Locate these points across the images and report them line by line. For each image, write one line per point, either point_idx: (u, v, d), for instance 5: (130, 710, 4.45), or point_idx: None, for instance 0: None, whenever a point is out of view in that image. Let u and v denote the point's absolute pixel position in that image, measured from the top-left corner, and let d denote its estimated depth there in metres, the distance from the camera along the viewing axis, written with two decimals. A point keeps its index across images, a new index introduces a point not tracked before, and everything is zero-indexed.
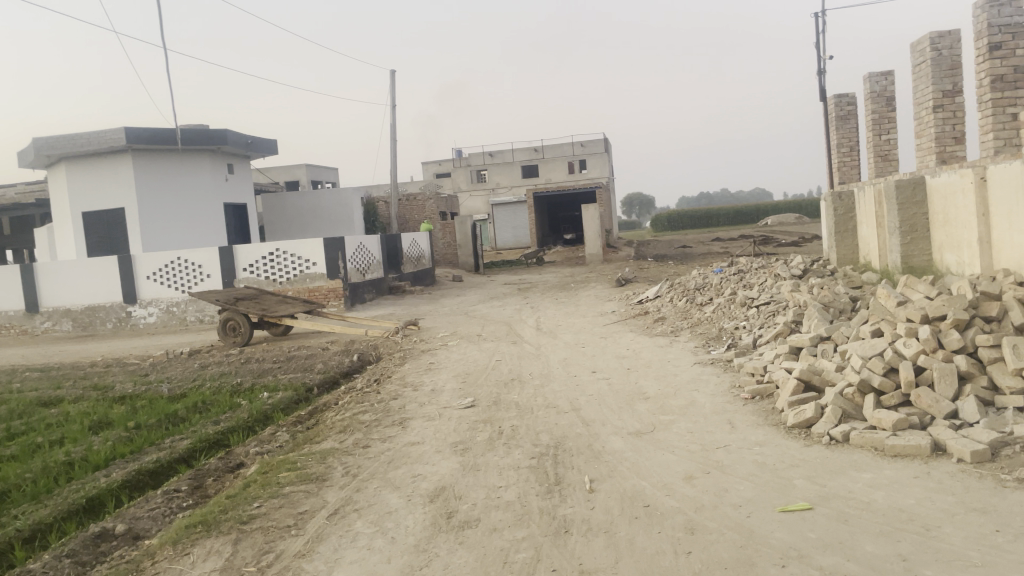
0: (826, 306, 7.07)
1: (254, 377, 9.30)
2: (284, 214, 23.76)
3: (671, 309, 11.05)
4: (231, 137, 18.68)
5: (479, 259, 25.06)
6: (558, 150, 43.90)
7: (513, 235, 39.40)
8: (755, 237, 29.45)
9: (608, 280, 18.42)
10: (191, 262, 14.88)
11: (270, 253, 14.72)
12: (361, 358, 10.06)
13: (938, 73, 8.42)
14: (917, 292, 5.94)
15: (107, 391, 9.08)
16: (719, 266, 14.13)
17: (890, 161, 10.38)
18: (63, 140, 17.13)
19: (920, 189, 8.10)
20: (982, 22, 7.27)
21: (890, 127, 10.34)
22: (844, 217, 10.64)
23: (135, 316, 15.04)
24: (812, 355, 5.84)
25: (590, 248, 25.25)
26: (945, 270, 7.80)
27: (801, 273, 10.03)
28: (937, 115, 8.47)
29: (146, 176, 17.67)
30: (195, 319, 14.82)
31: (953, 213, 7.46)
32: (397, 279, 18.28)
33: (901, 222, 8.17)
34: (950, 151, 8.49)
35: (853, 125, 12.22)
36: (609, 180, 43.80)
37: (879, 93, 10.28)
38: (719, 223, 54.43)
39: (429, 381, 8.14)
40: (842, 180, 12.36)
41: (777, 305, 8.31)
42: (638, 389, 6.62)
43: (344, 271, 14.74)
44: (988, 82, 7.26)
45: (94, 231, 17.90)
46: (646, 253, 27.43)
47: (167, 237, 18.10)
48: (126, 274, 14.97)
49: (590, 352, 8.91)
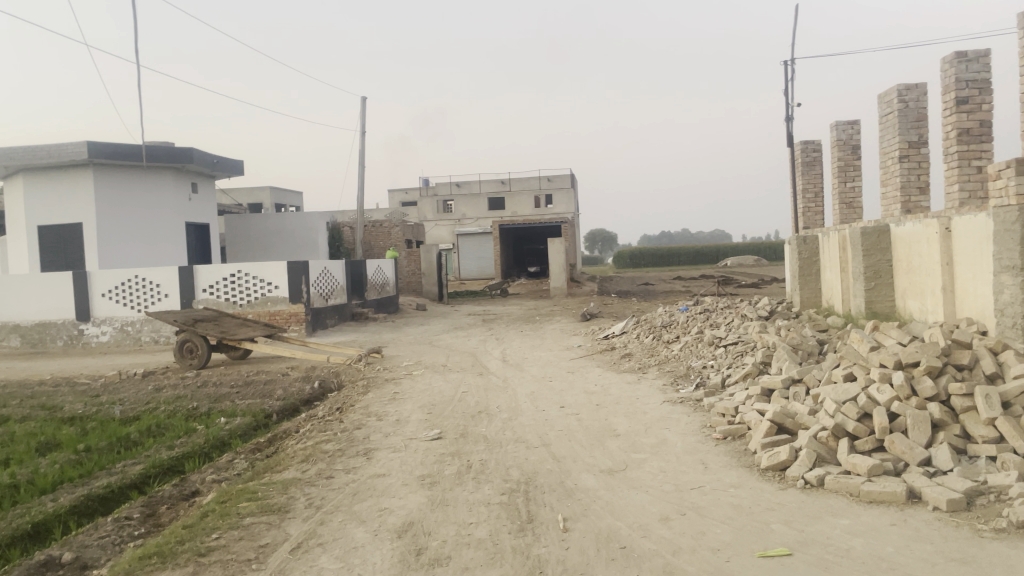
0: (795, 348, 7.10)
1: (211, 401, 9.02)
2: (247, 235, 23.40)
3: (638, 345, 11.04)
4: (197, 156, 18.40)
5: (443, 288, 24.93)
6: (525, 183, 44.54)
7: (477, 265, 39.34)
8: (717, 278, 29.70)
9: (573, 314, 18.41)
10: (150, 281, 14.52)
11: (232, 274, 14.43)
12: (322, 386, 9.83)
13: (904, 124, 8.60)
14: (888, 338, 6.01)
15: (56, 411, 8.73)
16: (684, 304, 14.18)
17: (855, 208, 10.57)
18: (22, 152, 16.69)
19: (886, 236, 8.23)
20: (950, 76, 7.46)
21: (855, 175, 10.55)
22: (809, 260, 10.78)
23: (87, 335, 14.58)
24: (784, 397, 5.85)
25: (554, 281, 25.28)
26: (907, 316, 7.92)
27: (767, 315, 10.11)
28: (902, 165, 8.65)
29: (105, 190, 17.28)
30: (150, 340, 14.41)
31: (917, 261, 7.58)
32: (360, 305, 18.06)
33: (866, 267, 8.29)
34: (915, 201, 8.68)
35: (818, 171, 12.44)
36: (575, 215, 44.10)
37: (845, 141, 10.47)
38: (680, 262, 55.09)
39: (394, 411, 7.95)
40: (806, 225, 12.54)
41: (745, 344, 8.33)
42: (608, 426, 6.55)
43: (307, 296, 14.50)
44: (954, 135, 7.45)
45: (49, 246, 17.41)
46: (610, 288, 27.55)
47: (125, 254, 17.66)
48: (80, 290, 14.54)
49: (557, 386, 8.84)
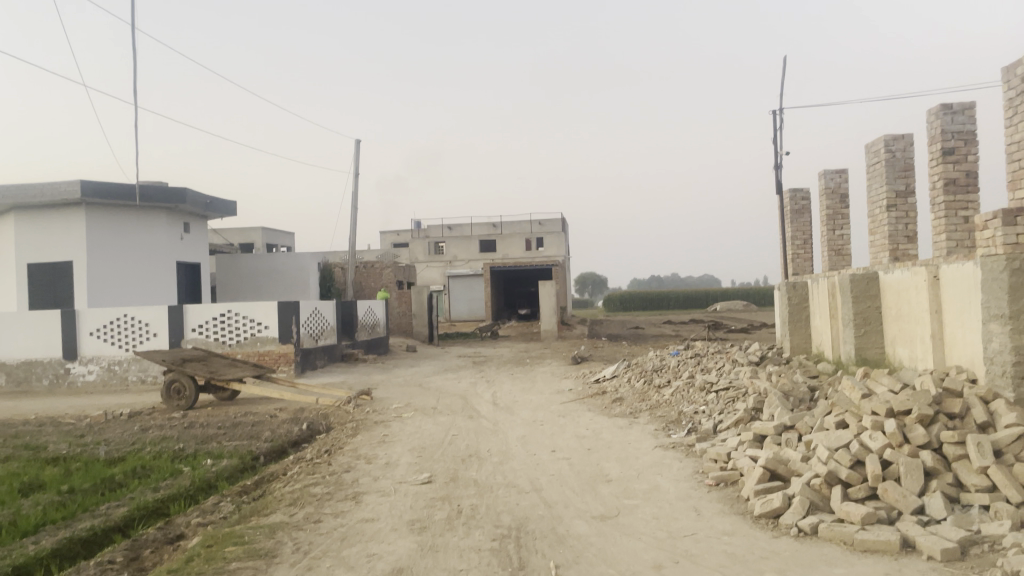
0: (787, 394, 7.11)
1: (198, 442, 8.92)
2: (237, 275, 23.38)
3: (629, 389, 11.02)
4: (190, 196, 18.47)
5: (434, 330, 24.87)
6: (516, 227, 44.42)
7: (468, 307, 39.30)
8: (707, 323, 29.75)
9: (563, 357, 18.37)
10: (139, 320, 14.46)
11: (221, 314, 14.38)
12: (311, 427, 9.74)
13: (891, 174, 8.75)
14: (880, 385, 6.03)
15: (41, 451, 8.61)
16: (676, 349, 14.19)
17: (844, 256, 10.68)
18: (15, 190, 16.71)
19: (874, 283, 8.31)
20: (936, 128, 7.61)
21: (844, 223, 10.68)
22: (799, 307, 10.85)
23: (73, 374, 14.43)
24: (776, 443, 5.84)
25: (545, 323, 25.27)
26: (897, 363, 7.95)
27: (757, 360, 10.14)
28: (890, 214, 8.77)
29: (97, 229, 17.29)
30: (136, 379, 14.26)
31: (906, 309, 7.64)
32: (350, 346, 17.99)
33: (856, 314, 8.34)
34: (903, 249, 8.79)
35: (807, 219, 12.58)
36: (566, 258, 44.27)
37: (833, 190, 10.61)
38: (669, 307, 55.22)
39: (383, 454, 7.88)
40: (796, 272, 12.63)
41: (736, 390, 8.33)
42: (600, 471, 6.50)
43: (296, 336, 14.45)
44: (940, 185, 7.57)
45: (38, 283, 17.34)
46: (600, 332, 27.58)
47: (114, 292, 17.58)
48: (67, 328, 14.45)
49: (549, 430, 8.79)
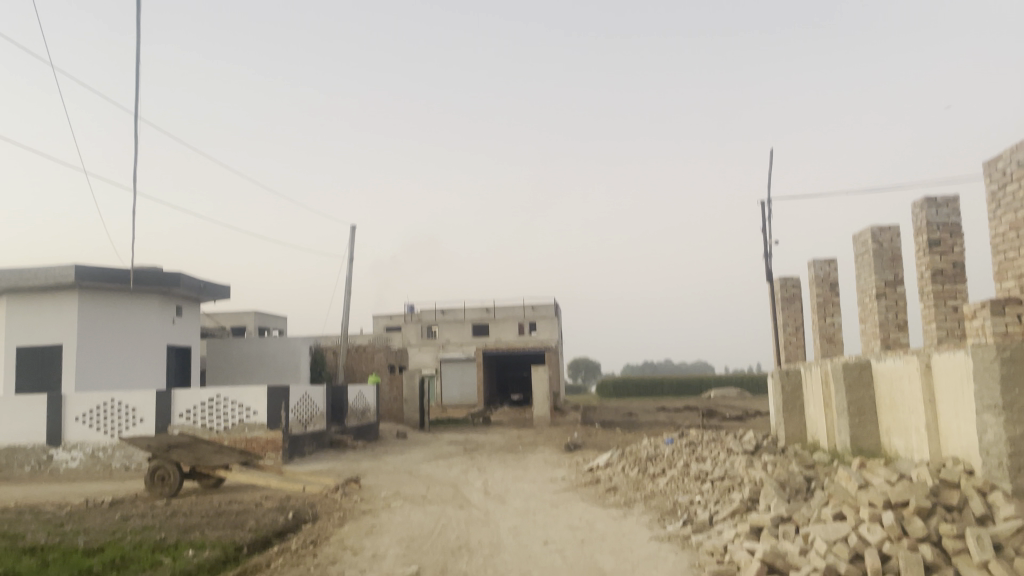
0: (783, 484, 7.01)
1: (180, 532, 8.69)
2: (228, 360, 23.24)
3: (623, 478, 10.85)
4: (184, 280, 18.53)
5: (425, 416, 24.59)
6: (509, 311, 43.97)
7: (460, 392, 38.95)
8: (701, 409, 29.51)
9: (556, 444, 18.13)
10: (126, 405, 14.28)
11: (210, 399, 14.23)
12: (298, 516, 9.52)
13: (879, 264, 8.87)
14: (876, 476, 5.97)
15: (18, 540, 8.37)
16: (670, 436, 14.03)
17: (835, 344, 10.72)
18: (8, 274, 16.75)
19: (867, 372, 8.32)
20: (921, 219, 7.77)
21: (834, 311, 10.75)
22: (792, 395, 10.81)
23: (56, 460, 14.11)
24: (774, 536, 5.73)
25: (537, 409, 25.02)
26: (893, 453, 7.87)
27: (752, 449, 10.02)
28: (880, 303, 8.85)
29: (89, 313, 17.26)
30: (120, 466, 13.95)
31: (900, 398, 7.62)
32: (339, 432, 17.73)
33: (849, 403, 8.31)
34: (894, 338, 8.83)
35: (798, 306, 12.66)
36: (559, 343, 44.18)
37: (824, 278, 10.74)
38: (663, 393, 54.81)
39: (371, 546, 7.67)
40: (788, 359, 12.63)
41: (731, 479, 8.22)
42: (594, 564, 6.34)
43: (285, 422, 14.27)
44: (928, 275, 7.67)
45: (26, 368, 17.17)
46: (594, 418, 27.30)
47: (102, 377, 17.41)
48: (53, 413, 14.23)
49: (541, 520, 8.61)
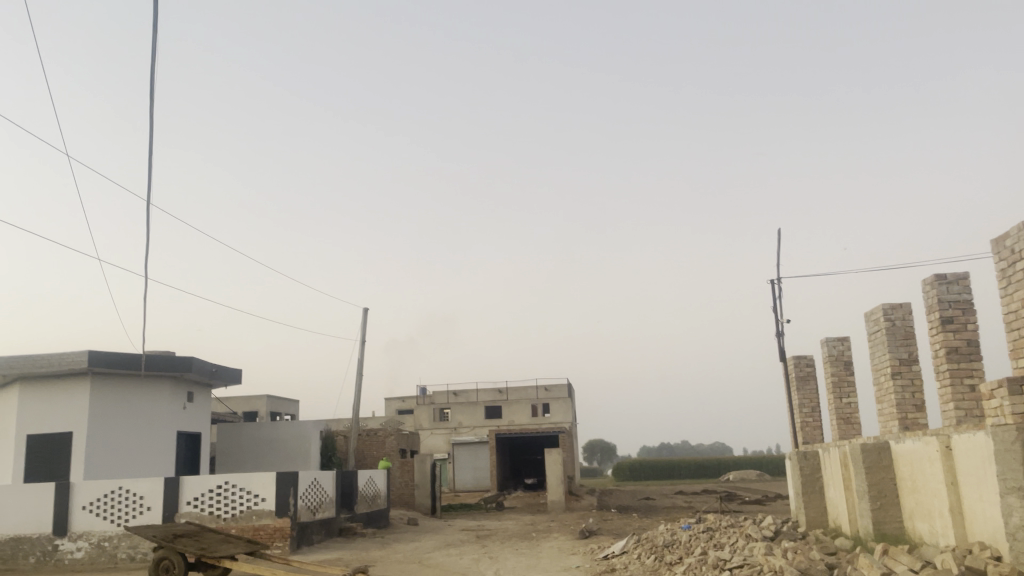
0: (804, 573, 6.76)
1: None
2: (239, 445, 23.04)
3: (639, 567, 10.50)
4: (196, 365, 18.52)
5: (437, 501, 24.13)
6: (521, 393, 43.87)
7: (473, 477, 38.29)
8: (720, 493, 28.83)
9: (570, 530, 17.67)
10: (133, 493, 14.10)
11: (218, 486, 14.03)
12: None
13: (893, 342, 8.76)
14: (900, 564, 5.73)
15: None
16: (687, 521, 13.65)
17: (853, 424, 10.52)
18: (23, 361, 16.83)
19: (886, 454, 8.12)
20: (933, 297, 7.74)
21: (850, 390, 10.58)
22: (811, 477, 10.55)
23: (61, 550, 13.85)
24: None
25: (551, 494, 24.51)
26: (917, 538, 7.59)
27: (771, 535, 9.71)
28: (896, 382, 8.72)
29: (100, 399, 17.25)
30: (126, 556, 13.66)
31: (922, 481, 7.42)
32: (349, 520, 17.38)
33: (869, 486, 8.08)
34: (912, 417, 8.67)
35: (813, 385, 12.49)
36: (573, 425, 43.59)
37: (837, 357, 10.61)
38: (680, 476, 53.65)
39: None
40: (805, 441, 12.38)
41: (751, 568, 7.94)
42: None
43: (294, 509, 14.01)
44: (943, 353, 7.58)
45: (35, 455, 17.08)
46: (609, 503, 26.69)
47: (111, 464, 17.26)
48: (60, 502, 14.04)
49: None
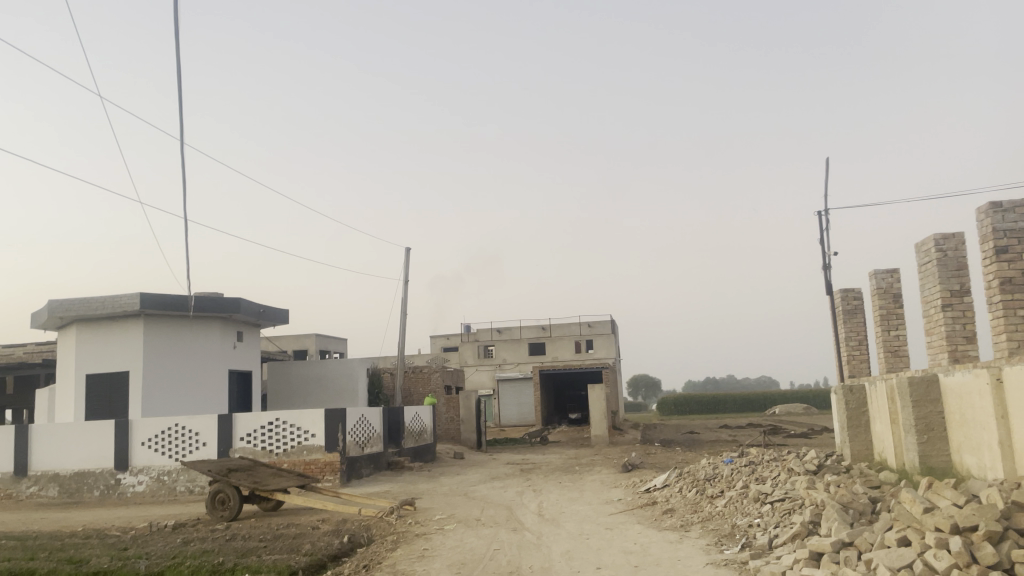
0: (846, 507, 6.71)
1: (237, 556, 8.70)
2: (289, 383, 23.64)
3: (680, 500, 10.57)
4: (244, 305, 18.88)
5: (482, 436, 24.56)
6: (566, 330, 44.29)
7: (518, 412, 38.87)
8: (765, 426, 28.73)
9: (613, 464, 17.86)
10: (188, 430, 14.59)
11: (269, 423, 14.43)
12: (351, 540, 9.47)
13: (944, 274, 8.48)
14: (943, 499, 5.63)
15: (82, 565, 8.49)
16: (730, 455, 13.65)
17: (901, 357, 10.30)
18: (78, 304, 17.37)
19: (935, 387, 7.94)
20: (987, 226, 7.46)
21: (899, 323, 10.33)
22: (857, 411, 10.41)
23: (123, 484, 14.46)
24: (834, 562, 5.47)
25: (595, 428, 24.73)
26: (964, 472, 7.46)
27: (814, 469, 9.65)
28: (946, 314, 8.47)
29: (154, 340, 17.76)
30: (184, 489, 14.23)
31: (971, 414, 7.25)
32: (396, 454, 17.78)
33: (916, 420, 7.94)
34: (962, 350, 8.45)
35: (860, 319, 12.24)
36: (617, 361, 43.74)
37: (886, 290, 10.33)
38: (725, 410, 53.74)
39: (422, 571, 7.59)
40: (851, 374, 12.20)
41: (792, 501, 7.92)
42: None
43: (343, 444, 14.37)
44: (997, 284, 7.33)
45: (95, 394, 17.76)
46: (653, 437, 26.89)
47: (167, 402, 17.85)
48: (120, 439, 14.61)
49: (595, 544, 8.42)
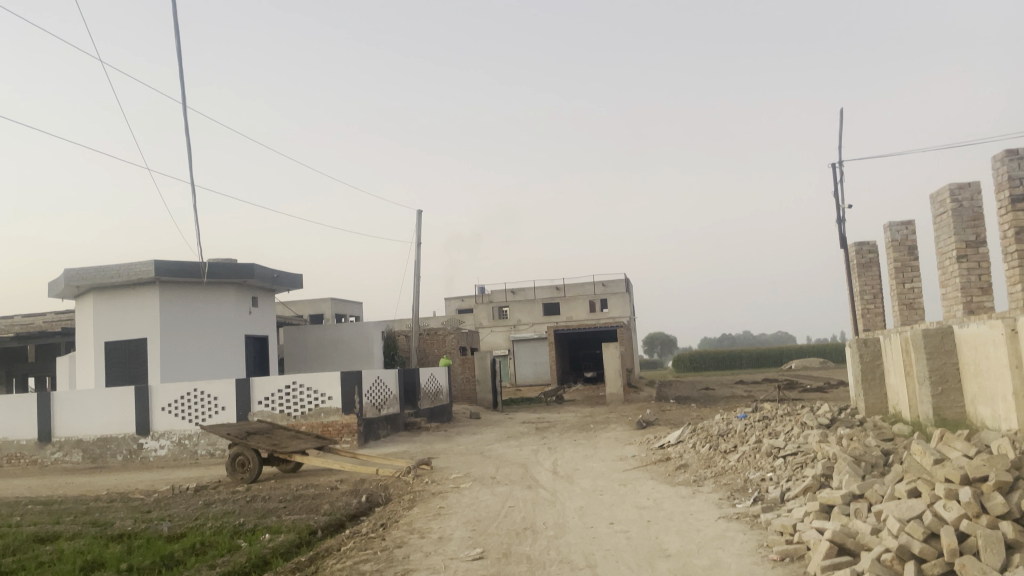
0: (858, 460, 6.71)
1: (257, 517, 8.85)
2: (305, 347, 23.85)
3: (693, 455, 10.63)
4: (258, 271, 18.97)
5: (497, 396, 24.73)
6: (580, 289, 44.06)
7: (534, 371, 39.12)
8: (781, 381, 28.78)
9: (628, 421, 17.96)
10: (207, 394, 14.77)
11: (287, 386, 14.59)
12: (369, 500, 9.60)
13: (959, 224, 8.36)
14: (954, 450, 5.62)
15: (107, 527, 8.67)
16: (744, 411, 13.69)
17: (915, 309, 10.24)
18: (93, 272, 17.52)
19: (949, 339, 7.89)
20: (1003, 174, 7.34)
21: (914, 275, 10.24)
22: (871, 364, 10.37)
23: (146, 449, 14.72)
24: (844, 514, 5.49)
25: (610, 386, 24.83)
26: (978, 423, 7.45)
27: (828, 423, 9.64)
28: (961, 265, 8.38)
29: (170, 306, 17.92)
30: (206, 453, 14.46)
31: (985, 364, 7.21)
32: (413, 415, 17.95)
33: (930, 372, 7.91)
34: (977, 301, 8.37)
35: (875, 272, 12.13)
36: (631, 319, 43.77)
37: (901, 242, 10.19)
38: (741, 366, 53.80)
39: (438, 528, 7.69)
40: (866, 327, 12.14)
41: (805, 455, 7.94)
42: (658, 545, 6.23)
43: (360, 406, 14.53)
44: (1012, 234, 7.23)
45: (114, 361, 18.00)
46: (668, 393, 27.02)
47: (186, 367, 18.06)
48: (141, 405, 14.82)
49: (609, 500, 8.50)
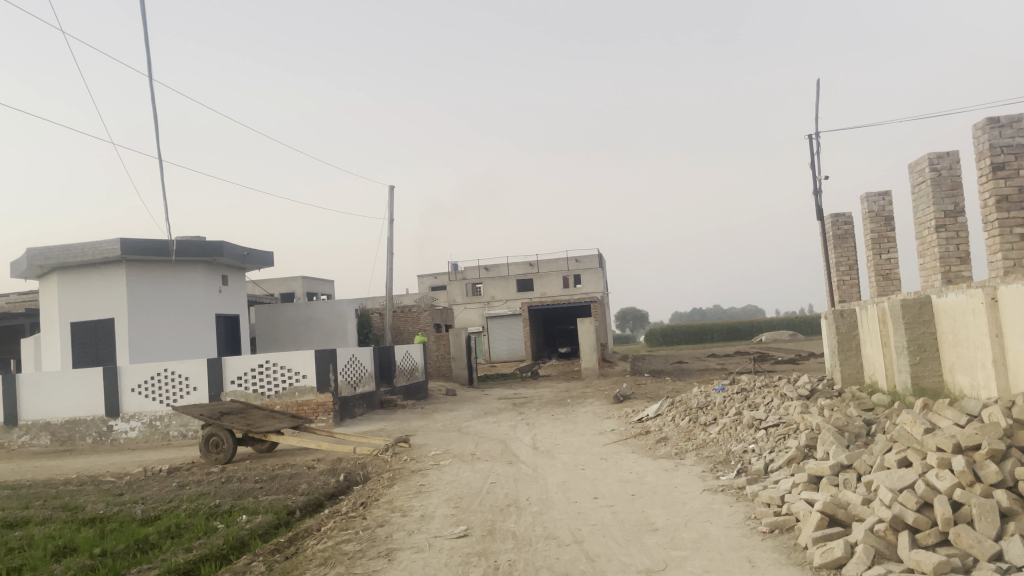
0: (842, 430, 6.70)
1: (234, 498, 8.67)
2: (277, 326, 23.51)
3: (673, 428, 10.61)
4: (227, 248, 18.57)
5: (472, 372, 24.60)
6: (553, 265, 43.91)
7: (508, 346, 39.10)
8: (754, 354, 29.01)
9: (605, 395, 17.93)
10: (178, 374, 14.48)
11: (259, 364, 14.33)
12: (347, 478, 9.46)
13: (938, 194, 8.35)
14: (943, 419, 5.61)
15: (78, 511, 8.42)
16: (721, 383, 13.68)
17: (892, 280, 10.25)
18: (56, 252, 17.00)
19: (927, 308, 7.88)
20: (984, 143, 7.32)
21: (890, 247, 10.24)
22: (847, 335, 10.39)
23: (116, 431, 14.40)
24: (833, 485, 5.46)
25: (586, 361, 24.80)
26: (957, 391, 7.46)
27: (807, 394, 9.65)
28: (940, 235, 8.37)
29: (137, 285, 17.50)
30: (178, 434, 14.20)
31: (964, 333, 7.21)
32: (389, 393, 17.78)
33: (909, 341, 7.91)
34: (955, 271, 8.35)
35: (851, 244, 12.12)
36: (604, 294, 43.81)
37: (878, 213, 10.23)
38: (712, 339, 54.30)
39: (420, 506, 7.58)
40: (842, 298, 12.17)
41: (787, 426, 7.92)
42: (645, 519, 6.16)
43: (335, 384, 14.34)
44: (993, 203, 7.21)
45: (81, 342, 17.59)
46: (643, 368, 27.13)
47: (155, 347, 17.69)
48: (109, 386, 14.49)
49: (591, 474, 8.44)
